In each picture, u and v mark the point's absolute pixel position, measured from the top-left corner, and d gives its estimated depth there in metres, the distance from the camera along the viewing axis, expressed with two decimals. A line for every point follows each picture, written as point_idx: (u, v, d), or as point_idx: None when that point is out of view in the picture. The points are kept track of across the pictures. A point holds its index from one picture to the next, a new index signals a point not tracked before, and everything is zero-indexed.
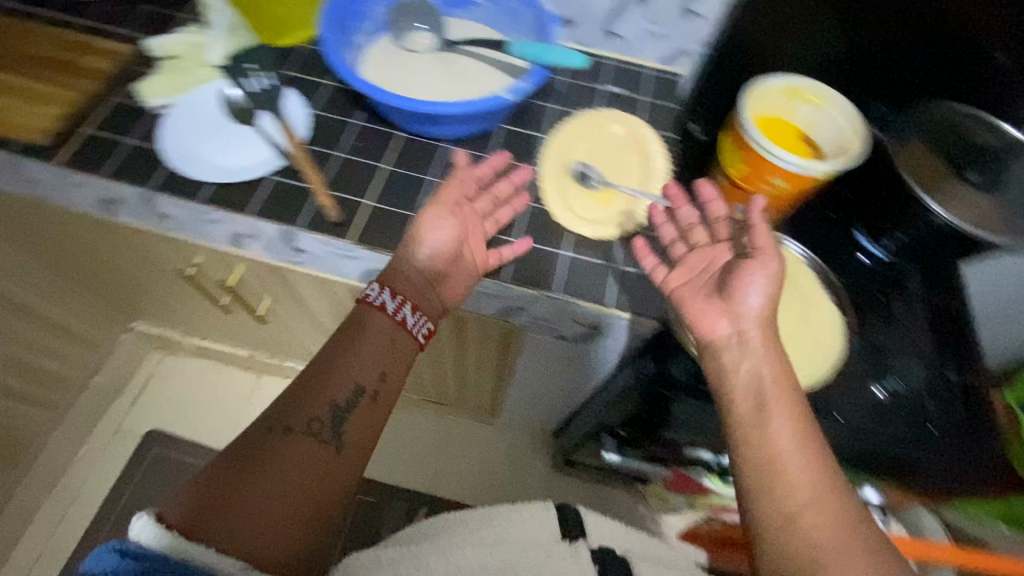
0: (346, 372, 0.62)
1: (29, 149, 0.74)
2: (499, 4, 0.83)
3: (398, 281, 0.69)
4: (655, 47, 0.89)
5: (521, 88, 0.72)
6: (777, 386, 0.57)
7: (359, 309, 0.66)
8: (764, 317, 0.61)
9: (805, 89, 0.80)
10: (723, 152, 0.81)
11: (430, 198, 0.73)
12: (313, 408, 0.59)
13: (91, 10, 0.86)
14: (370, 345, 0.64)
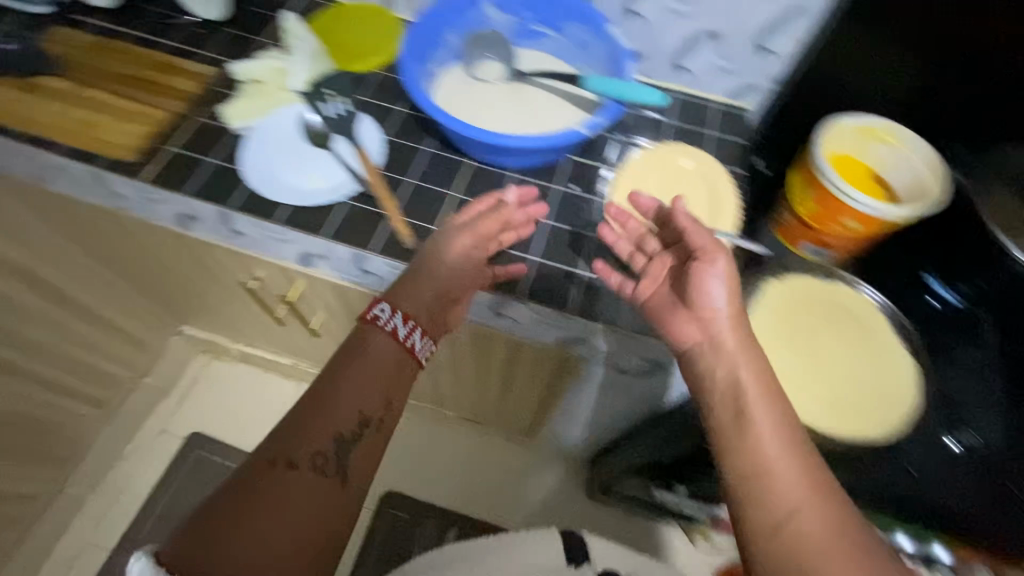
0: (349, 400, 0.61)
1: (117, 164, 0.77)
2: (570, 36, 0.84)
3: (408, 302, 0.69)
4: (723, 82, 0.88)
5: (597, 122, 0.75)
6: (756, 388, 0.56)
7: (361, 331, 0.66)
8: (732, 319, 0.59)
9: (880, 128, 0.78)
10: (792, 190, 0.79)
11: (455, 223, 0.72)
12: (314, 438, 0.59)
13: (176, 31, 0.89)
14: (371, 372, 0.64)
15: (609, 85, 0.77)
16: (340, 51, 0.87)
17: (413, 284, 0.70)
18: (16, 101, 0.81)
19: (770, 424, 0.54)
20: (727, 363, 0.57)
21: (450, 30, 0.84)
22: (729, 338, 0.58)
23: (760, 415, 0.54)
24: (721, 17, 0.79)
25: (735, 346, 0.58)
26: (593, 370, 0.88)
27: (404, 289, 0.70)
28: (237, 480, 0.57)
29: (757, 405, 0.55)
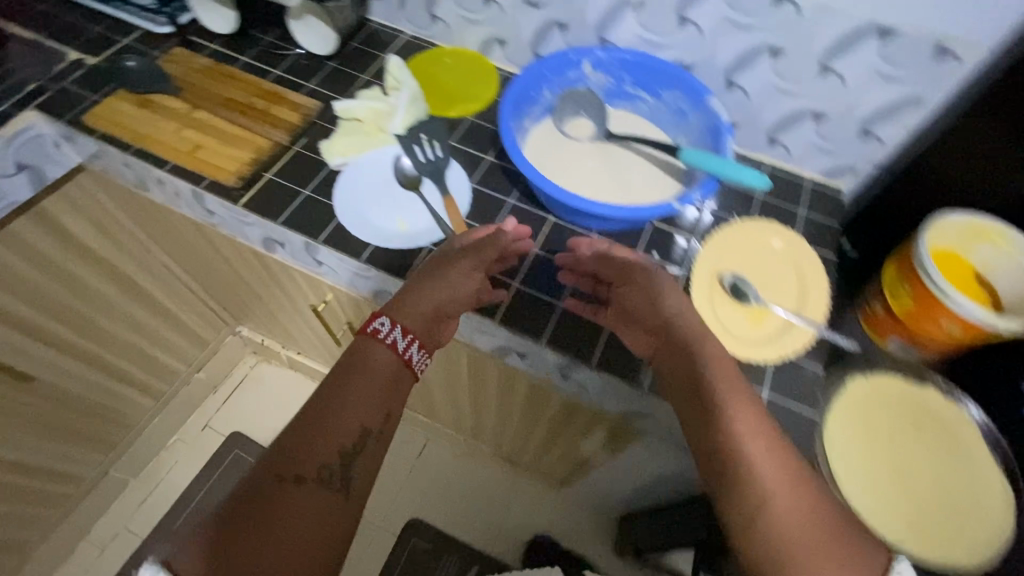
0: (350, 412, 0.61)
1: (217, 186, 0.80)
2: (667, 103, 0.84)
3: (409, 316, 0.67)
4: (819, 161, 0.86)
5: (691, 198, 0.73)
6: (728, 388, 0.58)
7: (361, 346, 0.65)
8: (689, 319, 0.63)
9: (995, 230, 0.67)
10: (888, 282, 0.72)
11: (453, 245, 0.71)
12: (318, 451, 0.58)
13: (284, 61, 0.94)
14: (372, 383, 0.63)
15: (704, 160, 0.74)
16: (435, 96, 0.91)
17: (416, 298, 0.68)
18: (131, 115, 0.84)
19: (738, 409, 0.56)
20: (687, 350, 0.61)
21: (546, 85, 0.84)
22: (681, 325, 0.63)
23: (734, 411, 0.56)
24: (828, 100, 0.77)
25: (692, 332, 0.62)
26: (651, 441, 0.84)
27: (403, 301, 0.68)
28: (243, 497, 0.56)
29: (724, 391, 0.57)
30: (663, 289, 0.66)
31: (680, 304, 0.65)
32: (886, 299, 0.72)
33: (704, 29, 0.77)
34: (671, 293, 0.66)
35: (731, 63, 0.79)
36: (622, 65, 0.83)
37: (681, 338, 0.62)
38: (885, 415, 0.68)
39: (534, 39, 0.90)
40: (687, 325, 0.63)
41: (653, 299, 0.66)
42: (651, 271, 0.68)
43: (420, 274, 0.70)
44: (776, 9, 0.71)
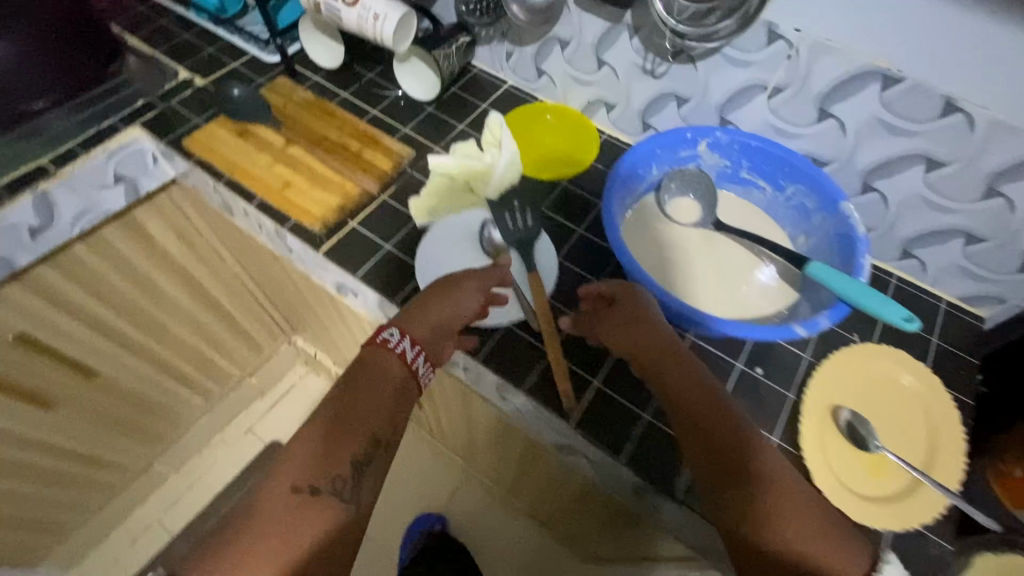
0: (362, 423, 0.59)
1: (302, 229, 0.78)
2: (788, 197, 0.76)
3: (416, 325, 0.63)
4: (961, 282, 0.74)
5: (818, 323, 0.60)
6: (709, 397, 0.59)
7: (373, 358, 0.62)
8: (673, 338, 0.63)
9: None
10: None
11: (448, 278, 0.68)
12: (329, 464, 0.57)
13: (383, 102, 0.92)
14: (383, 392, 0.61)
15: (835, 279, 0.62)
16: (531, 156, 0.87)
17: (420, 307, 0.65)
18: (228, 143, 0.84)
19: (715, 419, 0.58)
20: (666, 368, 0.61)
21: (653, 163, 0.78)
22: (653, 349, 0.62)
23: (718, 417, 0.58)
24: (987, 222, 0.66)
25: (670, 352, 0.62)
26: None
27: (406, 314, 0.65)
28: (255, 510, 0.54)
29: (705, 408, 0.58)
30: (639, 314, 0.64)
31: (653, 329, 0.63)
32: None
33: (847, 125, 0.67)
34: (643, 318, 0.63)
35: (873, 165, 0.69)
36: (743, 149, 0.76)
37: (657, 359, 0.61)
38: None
39: (644, 108, 0.84)
40: (658, 345, 0.62)
41: (628, 331, 0.64)
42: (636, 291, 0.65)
43: (424, 292, 0.66)
44: (942, 117, 0.61)
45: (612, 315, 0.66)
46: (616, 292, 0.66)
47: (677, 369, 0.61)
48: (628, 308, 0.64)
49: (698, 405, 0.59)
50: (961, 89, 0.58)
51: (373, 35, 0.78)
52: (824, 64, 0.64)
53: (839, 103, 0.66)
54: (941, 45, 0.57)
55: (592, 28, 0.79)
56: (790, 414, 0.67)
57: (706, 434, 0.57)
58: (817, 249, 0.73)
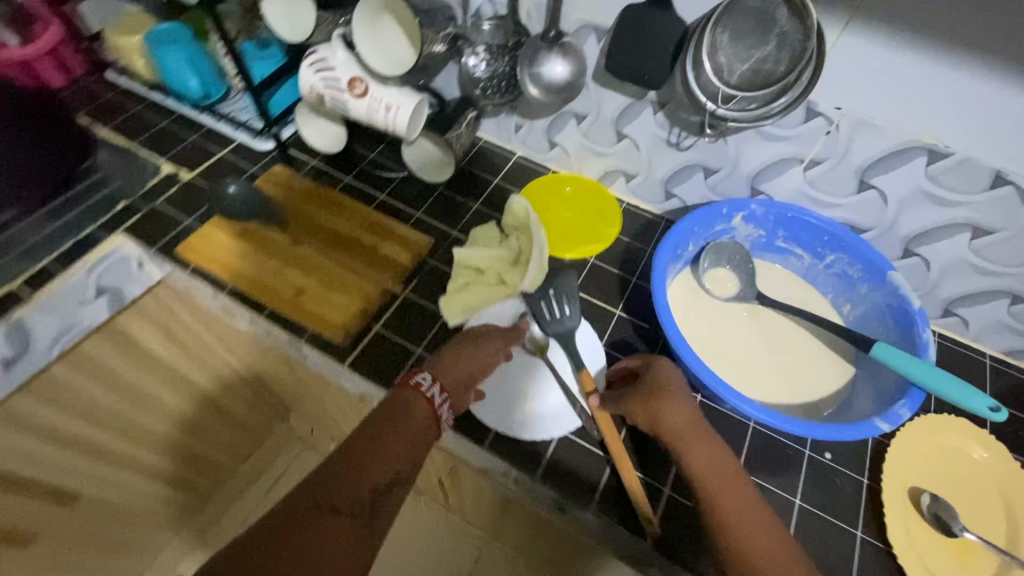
0: (387, 452, 0.52)
1: (321, 340, 0.71)
2: (829, 266, 0.74)
3: (446, 372, 0.61)
4: (1007, 339, 0.74)
5: (900, 416, 0.58)
6: (724, 474, 0.54)
7: (401, 396, 0.57)
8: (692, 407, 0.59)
9: None
10: None
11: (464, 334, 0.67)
12: (350, 486, 0.49)
13: (390, 185, 0.87)
14: (411, 428, 0.55)
15: (903, 362, 0.60)
16: (554, 234, 0.83)
17: (448, 355, 0.63)
18: (228, 248, 0.77)
19: (744, 505, 0.52)
20: (690, 443, 0.56)
21: (690, 239, 0.75)
22: (676, 423, 0.57)
23: (733, 497, 0.53)
24: None
25: (696, 426, 0.58)
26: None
27: (436, 363, 0.62)
28: (260, 528, 0.45)
29: (728, 487, 0.53)
30: (665, 386, 0.60)
31: (681, 402, 0.59)
32: None
33: (889, 196, 0.66)
34: (669, 391, 0.59)
35: (915, 233, 0.68)
36: (779, 220, 0.74)
37: (675, 429, 0.57)
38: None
39: (667, 177, 0.81)
40: (683, 419, 0.58)
41: (648, 403, 0.59)
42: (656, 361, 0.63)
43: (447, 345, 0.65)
44: (991, 190, 0.60)
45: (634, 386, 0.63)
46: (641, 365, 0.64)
47: (699, 444, 0.56)
48: (652, 381, 0.61)
49: (719, 485, 0.54)
50: (1011, 163, 0.58)
51: (384, 124, 0.72)
52: (866, 140, 0.62)
53: (880, 175, 0.65)
54: (992, 124, 0.56)
55: (612, 103, 0.76)
56: (868, 503, 0.64)
57: (728, 520, 0.51)
58: (866, 318, 0.72)
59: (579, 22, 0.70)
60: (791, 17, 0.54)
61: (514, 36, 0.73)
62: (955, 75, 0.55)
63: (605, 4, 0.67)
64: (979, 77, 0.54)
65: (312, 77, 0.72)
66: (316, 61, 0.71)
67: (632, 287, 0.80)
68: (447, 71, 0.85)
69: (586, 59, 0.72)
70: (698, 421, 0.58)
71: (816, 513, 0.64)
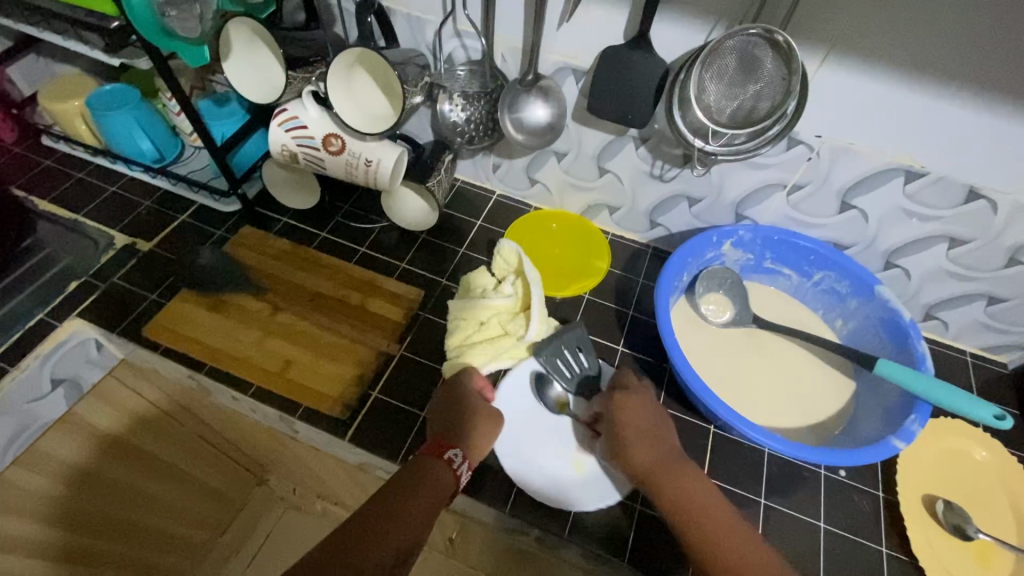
0: (411, 517, 0.49)
1: (317, 414, 0.66)
2: (815, 283, 0.76)
3: (470, 436, 0.58)
4: (983, 337, 0.78)
5: (912, 431, 0.59)
6: (711, 515, 0.53)
7: (428, 463, 0.54)
8: (668, 447, 0.58)
9: None
10: None
11: (453, 388, 0.63)
12: (371, 552, 0.46)
13: (369, 237, 0.83)
14: (435, 497, 0.52)
15: (905, 376, 0.61)
16: (546, 273, 0.82)
17: (467, 411, 0.60)
18: (202, 323, 0.72)
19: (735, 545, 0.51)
20: (658, 473, 0.56)
21: (684, 269, 0.75)
22: (641, 459, 0.57)
23: (724, 536, 0.51)
24: (1009, 287, 0.69)
25: (665, 456, 0.57)
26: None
27: (457, 424, 0.59)
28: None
29: (712, 522, 0.53)
30: (629, 424, 0.59)
31: (647, 436, 0.59)
32: None
33: (870, 215, 0.69)
34: (640, 430, 0.59)
35: (895, 246, 0.71)
36: (766, 243, 0.75)
37: (655, 471, 0.56)
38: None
39: (652, 208, 0.82)
40: (653, 453, 0.57)
41: (616, 445, 0.59)
42: (624, 396, 0.62)
43: (460, 400, 0.62)
44: (965, 204, 0.63)
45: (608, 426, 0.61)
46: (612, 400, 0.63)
47: (679, 481, 0.55)
48: (614, 422, 0.60)
49: (707, 527, 0.52)
50: (982, 178, 0.61)
51: (363, 178, 0.71)
52: (846, 164, 0.65)
53: (861, 196, 0.67)
54: (963, 144, 0.59)
55: (593, 140, 0.76)
56: (887, 516, 0.65)
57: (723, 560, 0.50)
58: (859, 332, 0.74)
59: (556, 64, 0.70)
60: (776, 60, 0.56)
61: (491, 81, 0.72)
62: (926, 102, 0.57)
63: (583, 47, 0.67)
64: (951, 102, 0.57)
65: (283, 136, 0.69)
66: (286, 120, 0.67)
67: (630, 321, 0.79)
68: (420, 116, 0.83)
69: (566, 99, 0.72)
70: (666, 450, 0.58)
71: (840, 535, 0.64)
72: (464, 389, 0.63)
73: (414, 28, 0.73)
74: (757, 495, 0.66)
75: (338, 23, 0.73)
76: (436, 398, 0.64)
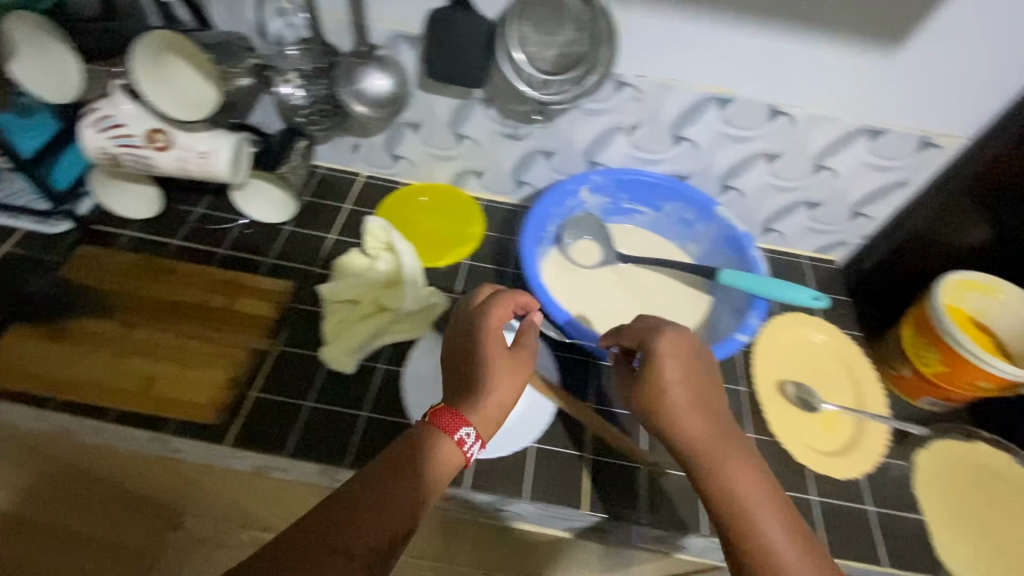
0: (401, 495, 0.47)
1: (190, 426, 0.62)
2: (666, 214, 0.82)
3: (485, 402, 0.52)
4: (812, 240, 0.88)
5: (752, 325, 0.67)
6: (750, 480, 0.50)
7: (429, 439, 0.50)
8: (708, 407, 0.54)
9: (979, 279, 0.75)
10: (908, 346, 0.77)
11: (467, 343, 0.56)
12: (368, 532, 0.44)
13: (228, 238, 0.79)
14: (426, 475, 0.49)
15: (745, 281, 0.69)
16: (423, 244, 0.82)
17: (486, 365, 0.54)
18: (43, 357, 0.65)
19: (767, 509, 0.49)
20: (699, 435, 0.53)
21: (549, 219, 0.79)
22: (686, 423, 0.53)
23: (757, 503, 0.49)
24: (822, 191, 0.79)
25: (708, 420, 0.54)
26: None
27: (470, 388, 0.53)
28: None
29: (751, 488, 0.50)
30: (667, 385, 0.54)
31: (692, 402, 0.54)
32: (916, 365, 0.77)
33: (699, 143, 0.76)
34: (683, 389, 0.54)
35: (726, 170, 0.79)
36: (619, 184, 0.80)
37: (703, 432, 0.53)
38: (955, 471, 0.73)
39: (516, 167, 0.84)
40: (698, 418, 0.53)
41: (658, 405, 0.54)
42: (683, 345, 0.56)
43: (475, 358, 0.55)
44: (771, 122, 0.72)
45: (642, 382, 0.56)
46: (665, 347, 0.56)
47: (722, 447, 0.52)
48: (656, 381, 0.55)
49: (745, 496, 0.49)
50: (780, 97, 0.69)
51: (201, 173, 0.66)
52: (670, 98, 0.71)
53: (688, 127, 0.74)
54: (760, 66, 0.67)
55: (443, 106, 0.77)
56: (751, 406, 0.73)
57: (755, 529, 0.48)
58: (708, 253, 0.81)
59: (388, 33, 0.70)
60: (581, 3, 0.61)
61: (325, 57, 0.70)
62: (720, 29, 0.64)
63: (410, 12, 0.68)
64: (736, 28, 0.64)
65: (100, 137, 0.63)
66: (99, 120, 0.62)
67: (509, 278, 0.82)
68: (263, 104, 0.80)
69: (406, 68, 0.72)
70: (712, 413, 0.54)
71: None
72: (489, 335, 0.55)
73: (231, 9, 0.69)
74: None
75: (147, 13, 0.68)
76: (448, 353, 0.57)
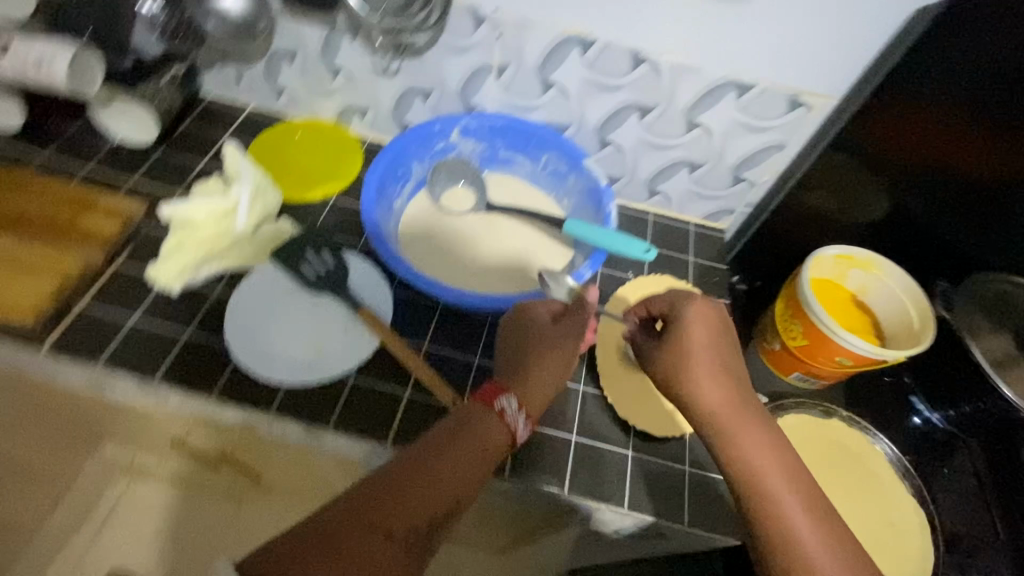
0: (450, 473, 0.48)
1: (8, 329, 0.63)
2: (541, 165, 0.80)
3: (530, 386, 0.55)
4: (699, 206, 0.85)
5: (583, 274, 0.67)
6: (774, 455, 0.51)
7: (480, 413, 0.52)
8: (730, 379, 0.54)
9: (860, 256, 0.72)
10: (776, 318, 0.74)
11: (516, 325, 0.60)
12: (416, 508, 0.45)
13: (94, 156, 0.78)
14: (473, 453, 0.49)
15: (587, 231, 0.70)
16: (292, 177, 0.81)
17: (536, 346, 0.57)
18: None
19: (784, 484, 0.50)
20: (719, 406, 0.53)
21: (415, 158, 0.78)
22: (713, 398, 0.53)
23: (780, 477, 0.50)
24: (699, 150, 0.76)
25: (731, 390, 0.54)
26: (587, 554, 0.76)
27: (523, 368, 0.56)
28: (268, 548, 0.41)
29: (771, 461, 0.51)
30: (691, 352, 0.54)
31: (716, 371, 0.54)
32: (783, 339, 0.73)
33: (568, 91, 0.73)
34: (699, 357, 0.54)
35: (601, 122, 0.76)
36: (491, 130, 0.78)
37: (725, 403, 0.53)
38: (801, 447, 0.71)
39: (395, 107, 0.82)
40: (721, 390, 0.53)
41: (678, 370, 0.54)
42: (707, 314, 0.56)
43: (529, 339, 0.58)
44: (636, 70, 0.69)
45: (666, 348, 0.55)
46: (694, 316, 0.55)
47: (742, 418, 0.53)
48: (681, 347, 0.55)
49: (766, 470, 0.50)
50: (642, 43, 0.67)
51: (38, 82, 0.67)
52: (529, 37, 0.69)
53: (554, 71, 0.72)
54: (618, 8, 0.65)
55: (312, 36, 0.75)
56: (591, 360, 0.71)
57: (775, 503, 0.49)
58: (577, 209, 0.79)
59: None
60: None
61: None
62: None
63: None
64: None
65: None
66: None
67: None
68: None
69: None
70: (733, 381, 0.54)
71: None
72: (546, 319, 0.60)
73: None
74: (473, 356, 0.69)
75: None
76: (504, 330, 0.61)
